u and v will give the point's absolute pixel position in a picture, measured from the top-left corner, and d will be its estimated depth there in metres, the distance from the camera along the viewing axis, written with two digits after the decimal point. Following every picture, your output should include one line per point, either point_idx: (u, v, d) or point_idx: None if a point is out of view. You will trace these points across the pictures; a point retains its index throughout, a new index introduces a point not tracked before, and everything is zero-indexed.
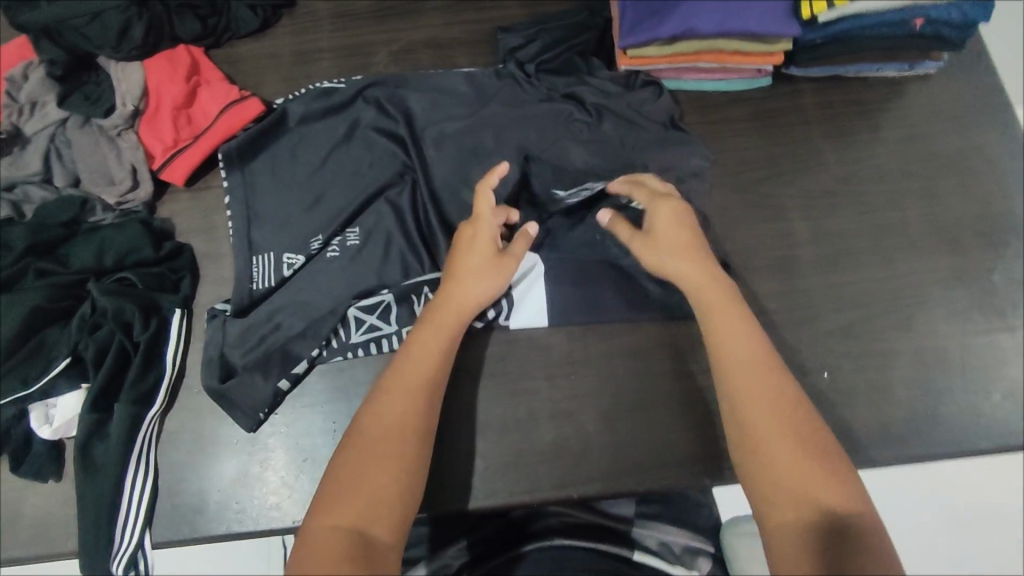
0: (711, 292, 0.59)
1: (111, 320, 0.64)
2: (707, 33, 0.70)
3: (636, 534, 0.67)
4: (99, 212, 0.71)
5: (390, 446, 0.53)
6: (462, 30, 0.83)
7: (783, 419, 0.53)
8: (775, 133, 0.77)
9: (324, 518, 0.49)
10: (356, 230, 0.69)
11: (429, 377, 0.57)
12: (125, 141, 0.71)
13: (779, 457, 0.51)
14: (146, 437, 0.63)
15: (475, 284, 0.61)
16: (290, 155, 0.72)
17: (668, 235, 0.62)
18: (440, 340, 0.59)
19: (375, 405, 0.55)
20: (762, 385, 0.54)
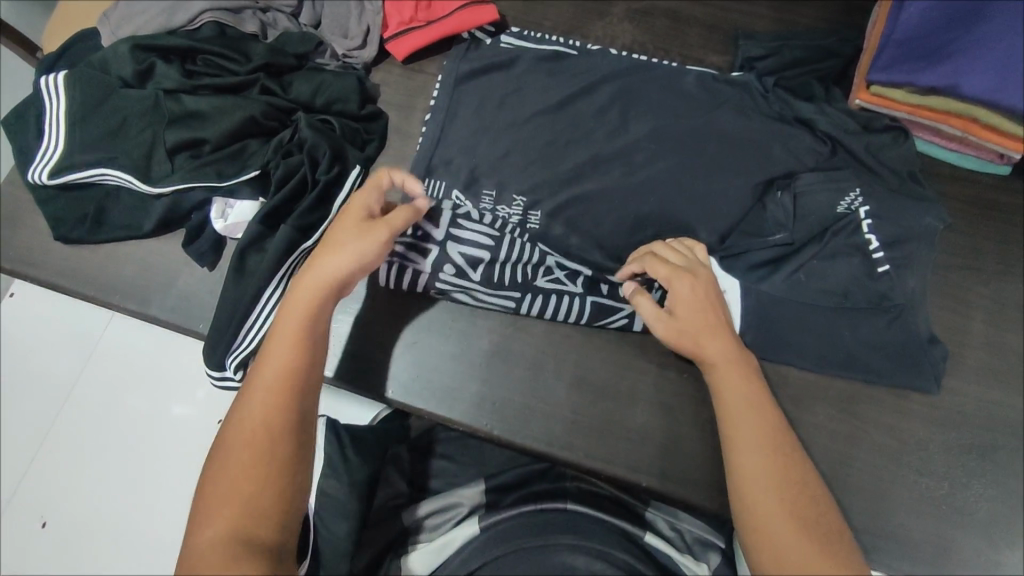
0: (716, 348, 0.59)
1: (304, 151, 0.69)
2: (968, 97, 0.64)
3: (649, 516, 0.71)
4: (326, 58, 0.76)
5: (257, 449, 0.52)
6: (704, 11, 0.81)
7: (783, 493, 0.52)
8: (991, 225, 0.71)
9: (209, 523, 0.49)
10: (537, 213, 0.70)
11: (284, 378, 0.55)
12: (370, 4, 0.77)
13: (770, 521, 0.51)
14: (295, 263, 0.68)
15: (332, 270, 0.59)
16: (496, 82, 0.76)
17: (684, 310, 0.60)
18: (292, 336, 0.57)
19: (244, 411, 0.54)
20: (767, 452, 0.54)
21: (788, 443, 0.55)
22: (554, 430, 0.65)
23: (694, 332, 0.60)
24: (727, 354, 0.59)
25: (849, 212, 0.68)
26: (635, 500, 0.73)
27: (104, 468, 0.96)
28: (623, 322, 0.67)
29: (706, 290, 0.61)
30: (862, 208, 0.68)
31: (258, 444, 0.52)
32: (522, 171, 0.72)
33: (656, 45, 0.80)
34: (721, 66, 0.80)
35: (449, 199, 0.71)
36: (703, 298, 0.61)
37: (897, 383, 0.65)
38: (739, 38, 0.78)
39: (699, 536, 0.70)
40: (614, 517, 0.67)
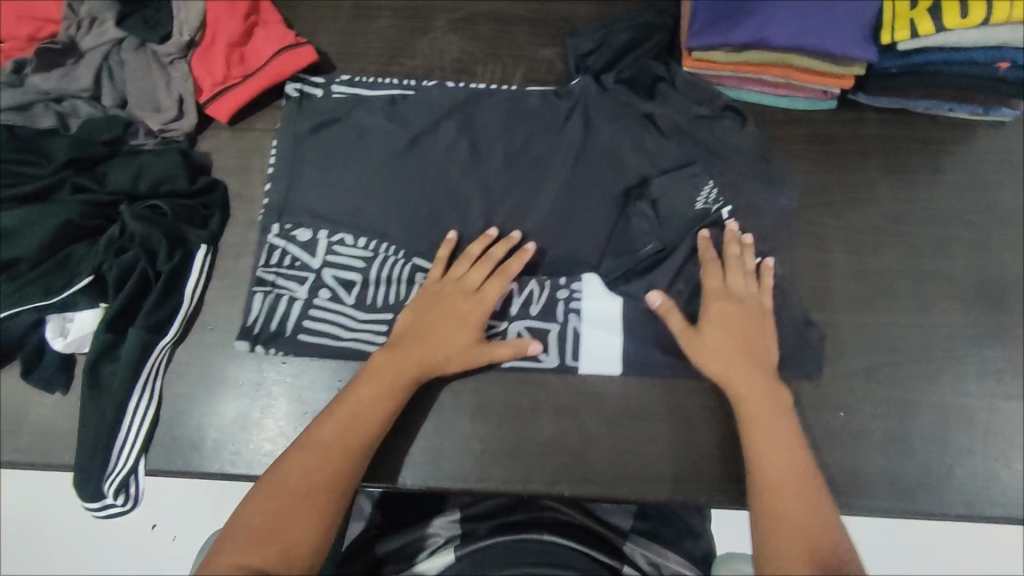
0: (739, 378, 0.60)
1: (137, 244, 0.64)
2: (779, 46, 0.67)
3: (627, 549, 0.64)
4: (141, 137, 0.71)
5: (320, 470, 0.54)
6: (526, 7, 0.81)
7: (804, 535, 0.51)
8: (831, 160, 0.75)
9: (246, 522, 0.51)
10: (400, 272, 0.67)
11: (368, 427, 0.58)
12: (177, 70, 0.72)
13: (785, 544, 0.51)
14: (155, 363, 0.63)
15: (445, 331, 0.62)
16: (337, 136, 0.71)
17: (716, 335, 0.62)
18: (389, 391, 0.59)
19: (325, 422, 0.57)
20: (792, 489, 0.53)
21: (816, 487, 0.54)
22: (466, 464, 0.64)
23: (734, 364, 0.60)
24: (750, 376, 0.60)
25: (708, 200, 0.68)
26: (617, 533, 0.66)
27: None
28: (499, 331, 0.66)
29: (745, 320, 0.62)
30: (720, 207, 0.68)
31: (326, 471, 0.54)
32: (387, 226, 0.68)
33: (485, 51, 0.79)
34: (553, 58, 0.79)
35: (315, 241, 0.68)
36: (738, 327, 0.62)
37: (787, 332, 0.66)
38: (566, 39, 0.77)
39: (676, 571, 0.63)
40: (595, 550, 0.61)
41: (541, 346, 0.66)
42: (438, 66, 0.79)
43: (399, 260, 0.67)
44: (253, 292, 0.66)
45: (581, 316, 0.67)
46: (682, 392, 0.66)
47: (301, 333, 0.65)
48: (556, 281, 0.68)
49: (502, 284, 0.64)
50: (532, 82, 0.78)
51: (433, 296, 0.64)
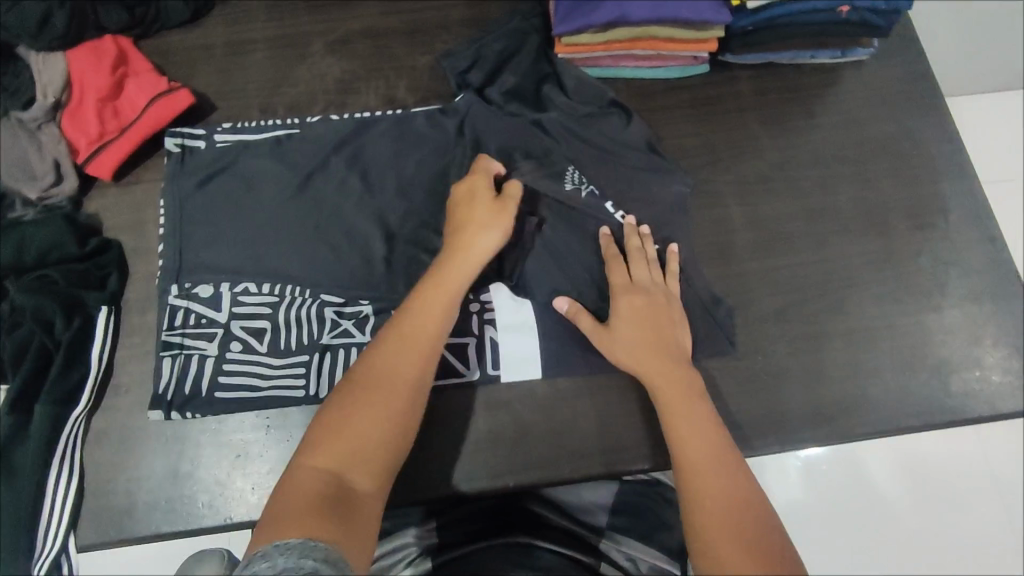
0: (651, 362, 0.62)
1: (31, 319, 0.63)
2: (639, 20, 0.70)
3: (603, 546, 0.65)
4: (20, 208, 0.70)
5: (386, 394, 0.54)
6: (400, 19, 0.82)
7: (726, 503, 0.53)
8: (712, 120, 0.78)
9: (316, 458, 0.51)
10: (310, 313, 0.66)
11: (432, 333, 0.58)
12: (46, 134, 0.70)
13: (710, 514, 0.52)
14: (72, 435, 0.62)
15: (482, 236, 0.63)
16: (226, 192, 0.70)
17: (626, 325, 0.64)
18: (445, 301, 0.60)
19: (373, 354, 0.57)
20: (711, 461, 0.55)
21: (734, 456, 0.56)
22: (410, 475, 0.64)
23: (645, 350, 0.62)
24: (664, 369, 0.61)
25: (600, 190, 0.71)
26: (590, 530, 0.66)
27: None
28: None
29: (653, 310, 0.64)
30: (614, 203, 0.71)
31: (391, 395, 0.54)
32: (289, 267, 0.68)
33: (367, 68, 0.80)
34: (433, 64, 0.80)
35: (219, 296, 0.67)
36: (644, 317, 0.64)
37: (695, 290, 0.69)
38: (440, 61, 0.78)
39: (654, 565, 0.65)
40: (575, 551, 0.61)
41: (462, 360, 0.66)
42: (321, 89, 0.78)
43: (308, 303, 0.67)
44: (160, 361, 0.64)
45: (496, 326, 0.68)
46: (608, 365, 0.67)
47: (217, 391, 0.64)
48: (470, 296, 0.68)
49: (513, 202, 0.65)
50: (417, 91, 0.79)
51: (475, 218, 0.64)
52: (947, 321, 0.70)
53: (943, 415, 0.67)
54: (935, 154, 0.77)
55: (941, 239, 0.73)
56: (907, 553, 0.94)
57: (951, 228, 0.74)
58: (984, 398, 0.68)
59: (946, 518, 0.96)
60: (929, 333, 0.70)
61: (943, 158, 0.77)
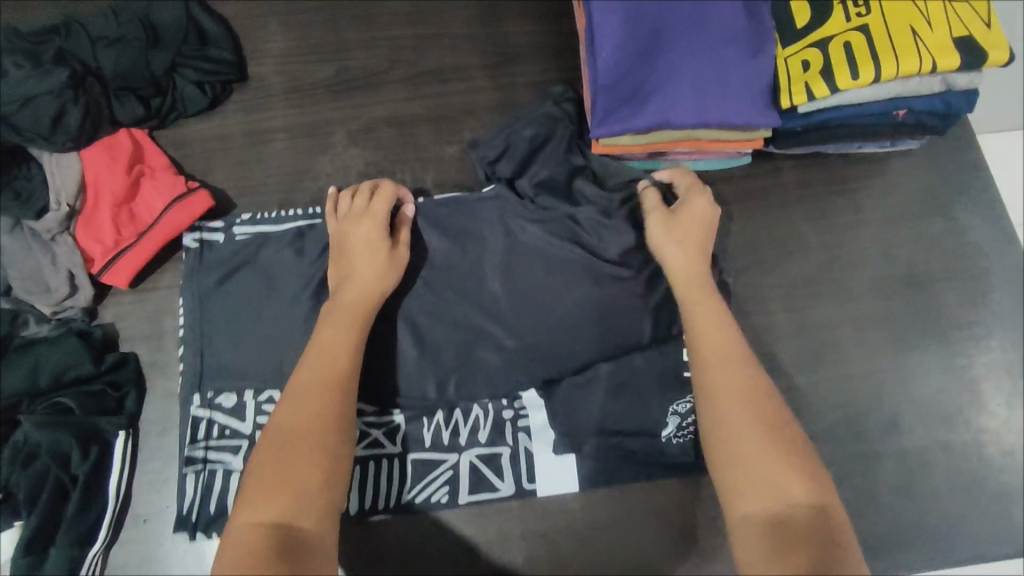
0: (691, 289, 0.62)
1: (47, 454, 0.59)
2: (684, 124, 0.65)
3: None
4: (33, 325, 0.66)
5: (311, 428, 0.51)
6: (423, 105, 0.79)
7: (762, 407, 0.51)
8: (755, 216, 0.74)
9: (245, 512, 0.46)
10: None
11: (344, 373, 0.55)
12: (61, 244, 0.66)
13: (735, 417, 0.51)
14: (89, 575, 0.59)
15: (371, 230, 0.64)
16: (253, 292, 0.67)
17: (683, 225, 0.65)
18: (348, 337, 0.58)
19: (284, 402, 0.52)
20: (748, 394, 0.52)
21: (758, 373, 0.54)
22: None
23: (675, 263, 0.63)
24: (693, 271, 0.63)
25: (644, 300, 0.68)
26: None
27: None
28: (451, 474, 0.64)
29: (704, 229, 0.65)
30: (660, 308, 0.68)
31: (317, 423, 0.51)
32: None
33: (390, 158, 0.76)
34: (460, 155, 0.77)
35: (242, 406, 0.64)
36: (705, 221, 0.65)
37: None
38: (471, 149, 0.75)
39: None
40: None
41: (494, 472, 0.64)
42: (344, 182, 0.75)
43: None
44: (183, 477, 0.62)
45: (530, 436, 0.65)
46: (642, 490, 0.65)
47: None
48: (498, 389, 0.66)
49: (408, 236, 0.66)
50: (444, 184, 0.76)
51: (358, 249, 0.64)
52: (1006, 440, 0.67)
53: (1004, 545, 0.64)
54: (989, 254, 0.73)
55: (997, 348, 0.70)
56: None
57: (1008, 336, 0.70)
58: None
59: None
60: (989, 454, 0.66)
61: (998, 257, 0.73)
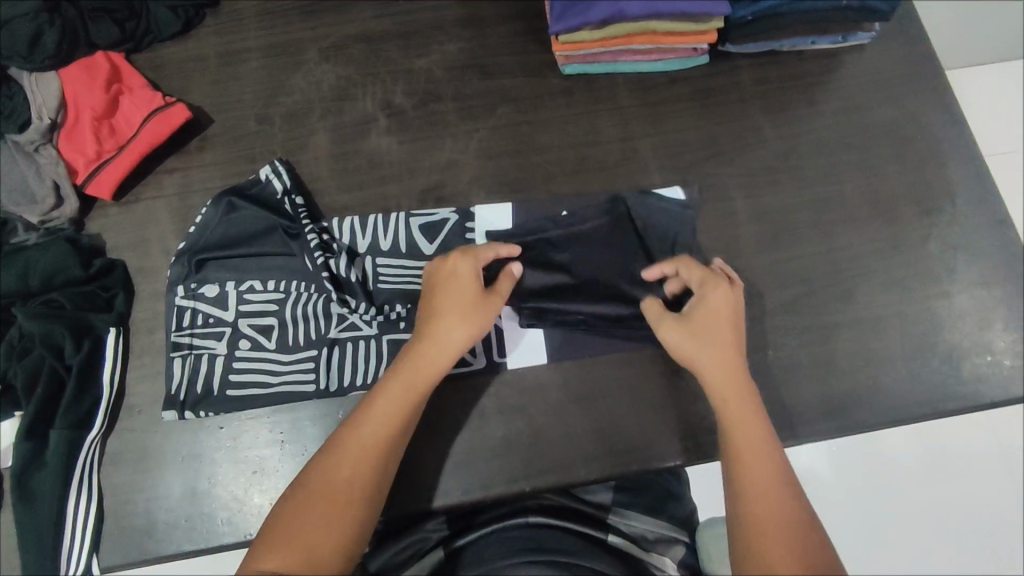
0: (728, 392, 0.60)
1: (40, 344, 0.62)
2: (637, 15, 0.69)
3: (613, 522, 0.67)
4: (21, 233, 0.69)
5: (344, 486, 0.54)
6: (393, 21, 0.80)
7: (779, 510, 0.53)
8: (713, 111, 0.77)
9: (270, 551, 0.51)
10: (318, 313, 0.67)
11: (391, 436, 0.57)
12: (44, 156, 0.69)
13: (766, 517, 0.53)
14: (88, 458, 0.62)
15: (449, 334, 0.60)
16: (262, 216, 0.69)
17: (707, 327, 0.62)
18: (431, 367, 0.59)
19: (327, 455, 0.56)
20: (770, 484, 0.55)
21: (784, 471, 0.56)
22: (428, 484, 0.64)
23: (721, 347, 0.61)
24: (732, 381, 0.60)
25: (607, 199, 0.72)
26: (597, 508, 0.68)
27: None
28: None
29: (733, 326, 0.62)
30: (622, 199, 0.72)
31: (354, 493, 0.54)
32: (292, 262, 0.68)
33: (362, 73, 0.78)
34: (431, 66, 0.79)
35: (225, 296, 0.67)
36: (730, 321, 0.62)
37: None
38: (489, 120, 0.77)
39: (664, 534, 0.67)
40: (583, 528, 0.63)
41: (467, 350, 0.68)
42: (318, 97, 0.77)
43: (315, 293, 0.67)
44: (171, 360, 0.65)
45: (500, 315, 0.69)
46: (613, 364, 0.68)
47: (229, 389, 0.64)
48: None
49: (507, 283, 0.64)
50: (415, 94, 0.78)
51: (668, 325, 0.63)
52: (956, 307, 0.70)
53: (957, 402, 0.67)
54: (939, 137, 0.76)
55: (947, 224, 0.73)
56: (927, 546, 0.95)
57: (958, 213, 0.73)
58: (995, 382, 0.68)
59: (964, 502, 0.96)
60: (939, 320, 0.70)
61: (947, 140, 0.76)
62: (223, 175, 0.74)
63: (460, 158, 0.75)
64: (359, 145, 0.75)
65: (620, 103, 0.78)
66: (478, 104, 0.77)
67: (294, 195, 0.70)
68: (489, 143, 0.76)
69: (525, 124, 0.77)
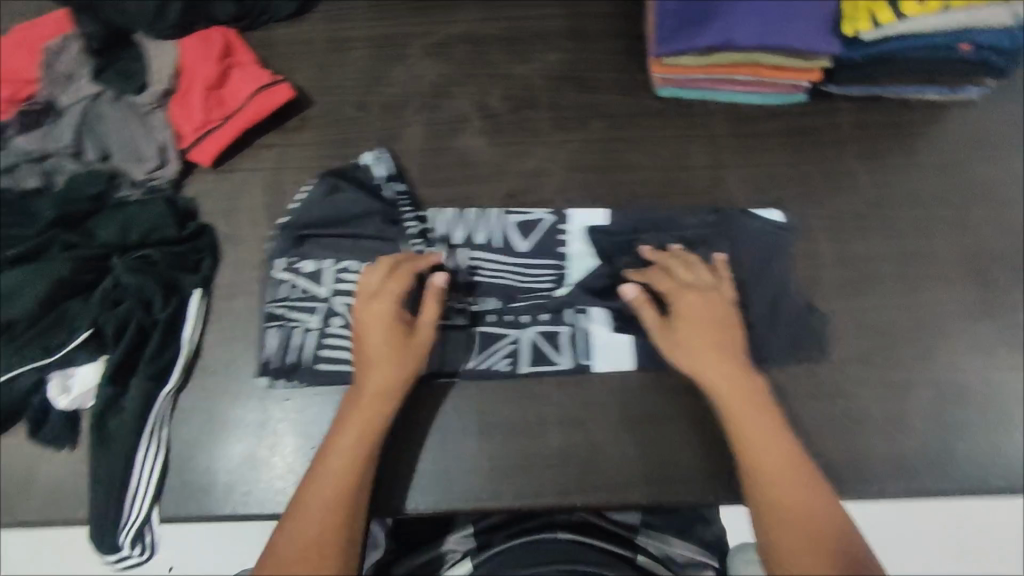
0: (734, 387, 0.60)
1: (132, 296, 0.65)
2: (746, 46, 0.68)
3: (640, 541, 0.66)
4: (126, 189, 0.71)
5: (317, 539, 0.54)
6: (497, 26, 0.82)
7: (799, 496, 0.55)
8: (807, 151, 0.76)
9: None
10: None
11: (348, 485, 0.57)
12: (155, 118, 0.72)
13: (784, 504, 0.55)
14: (160, 412, 0.64)
15: (383, 369, 0.61)
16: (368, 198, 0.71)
17: (687, 325, 0.63)
18: (375, 411, 0.60)
19: (297, 509, 0.56)
20: (788, 472, 0.56)
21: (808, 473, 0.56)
22: (479, 485, 0.64)
23: (709, 345, 0.62)
24: (727, 367, 0.61)
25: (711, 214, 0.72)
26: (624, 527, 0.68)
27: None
28: (514, 346, 0.68)
29: (714, 313, 0.64)
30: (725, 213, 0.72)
31: (328, 545, 0.54)
32: (395, 244, 0.70)
33: (461, 72, 0.80)
34: (529, 74, 0.80)
35: (321, 272, 0.68)
36: (709, 314, 0.63)
37: (791, 334, 0.68)
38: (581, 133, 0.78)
39: (692, 558, 0.65)
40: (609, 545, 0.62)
41: (554, 349, 0.68)
42: (416, 92, 0.79)
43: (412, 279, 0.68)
44: (268, 328, 0.67)
45: (589, 318, 0.69)
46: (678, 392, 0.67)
47: (320, 362, 0.66)
48: (554, 272, 0.71)
49: (434, 299, 0.64)
50: (511, 99, 0.79)
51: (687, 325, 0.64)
52: None
53: None
54: None
55: None
56: None
57: None
58: None
59: None
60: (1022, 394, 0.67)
61: None
62: (317, 156, 0.76)
63: (547, 167, 0.76)
64: (450, 143, 0.77)
65: (713, 131, 0.77)
66: (572, 116, 0.78)
67: (398, 179, 0.73)
68: (577, 156, 0.76)
69: (616, 141, 0.77)
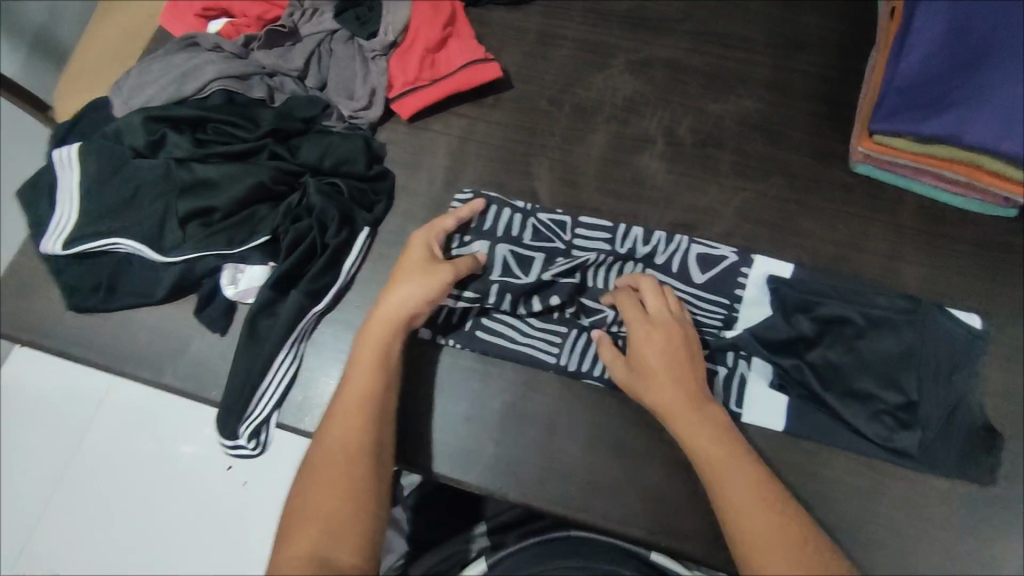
0: (671, 382, 0.60)
1: (313, 216, 0.70)
2: (973, 145, 0.64)
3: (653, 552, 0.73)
4: (333, 120, 0.77)
5: (343, 461, 0.55)
6: (704, 59, 0.82)
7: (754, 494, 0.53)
8: (1000, 268, 0.71)
9: (295, 535, 0.52)
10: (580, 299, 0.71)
11: (366, 405, 0.59)
12: (376, 65, 0.78)
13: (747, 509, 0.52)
14: (305, 326, 0.69)
15: (402, 294, 0.64)
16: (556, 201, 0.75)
17: (649, 355, 0.62)
18: (379, 339, 0.62)
19: (323, 437, 0.57)
20: (748, 483, 0.54)
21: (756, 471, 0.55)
22: (570, 492, 0.64)
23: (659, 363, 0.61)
24: (683, 383, 0.59)
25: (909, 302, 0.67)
26: None
27: (139, 519, 1.03)
28: None
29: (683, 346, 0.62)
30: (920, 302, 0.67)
31: (351, 460, 0.56)
32: (571, 246, 0.73)
33: (658, 94, 0.81)
34: (724, 113, 0.79)
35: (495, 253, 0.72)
36: (679, 344, 0.62)
37: (956, 453, 0.63)
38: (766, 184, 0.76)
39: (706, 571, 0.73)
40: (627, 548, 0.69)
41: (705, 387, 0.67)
42: (609, 102, 0.81)
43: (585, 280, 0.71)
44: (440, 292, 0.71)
45: (749, 365, 0.68)
46: (793, 469, 0.65)
47: (480, 330, 0.70)
48: (724, 313, 0.70)
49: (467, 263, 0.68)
50: (699, 133, 0.79)
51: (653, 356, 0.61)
52: None
53: None
54: None
55: None
56: None
57: None
58: None
59: None
60: None
61: None
62: (501, 136, 0.79)
63: (718, 208, 0.75)
64: (629, 159, 0.78)
65: (902, 220, 0.74)
66: (756, 164, 0.77)
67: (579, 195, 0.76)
68: (752, 206, 0.75)
69: (796, 202, 0.75)
